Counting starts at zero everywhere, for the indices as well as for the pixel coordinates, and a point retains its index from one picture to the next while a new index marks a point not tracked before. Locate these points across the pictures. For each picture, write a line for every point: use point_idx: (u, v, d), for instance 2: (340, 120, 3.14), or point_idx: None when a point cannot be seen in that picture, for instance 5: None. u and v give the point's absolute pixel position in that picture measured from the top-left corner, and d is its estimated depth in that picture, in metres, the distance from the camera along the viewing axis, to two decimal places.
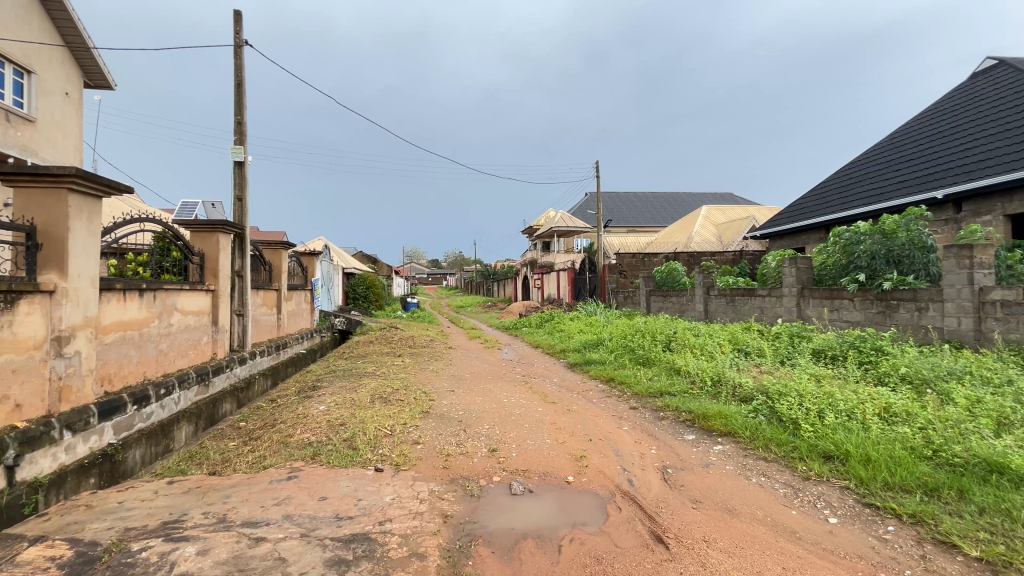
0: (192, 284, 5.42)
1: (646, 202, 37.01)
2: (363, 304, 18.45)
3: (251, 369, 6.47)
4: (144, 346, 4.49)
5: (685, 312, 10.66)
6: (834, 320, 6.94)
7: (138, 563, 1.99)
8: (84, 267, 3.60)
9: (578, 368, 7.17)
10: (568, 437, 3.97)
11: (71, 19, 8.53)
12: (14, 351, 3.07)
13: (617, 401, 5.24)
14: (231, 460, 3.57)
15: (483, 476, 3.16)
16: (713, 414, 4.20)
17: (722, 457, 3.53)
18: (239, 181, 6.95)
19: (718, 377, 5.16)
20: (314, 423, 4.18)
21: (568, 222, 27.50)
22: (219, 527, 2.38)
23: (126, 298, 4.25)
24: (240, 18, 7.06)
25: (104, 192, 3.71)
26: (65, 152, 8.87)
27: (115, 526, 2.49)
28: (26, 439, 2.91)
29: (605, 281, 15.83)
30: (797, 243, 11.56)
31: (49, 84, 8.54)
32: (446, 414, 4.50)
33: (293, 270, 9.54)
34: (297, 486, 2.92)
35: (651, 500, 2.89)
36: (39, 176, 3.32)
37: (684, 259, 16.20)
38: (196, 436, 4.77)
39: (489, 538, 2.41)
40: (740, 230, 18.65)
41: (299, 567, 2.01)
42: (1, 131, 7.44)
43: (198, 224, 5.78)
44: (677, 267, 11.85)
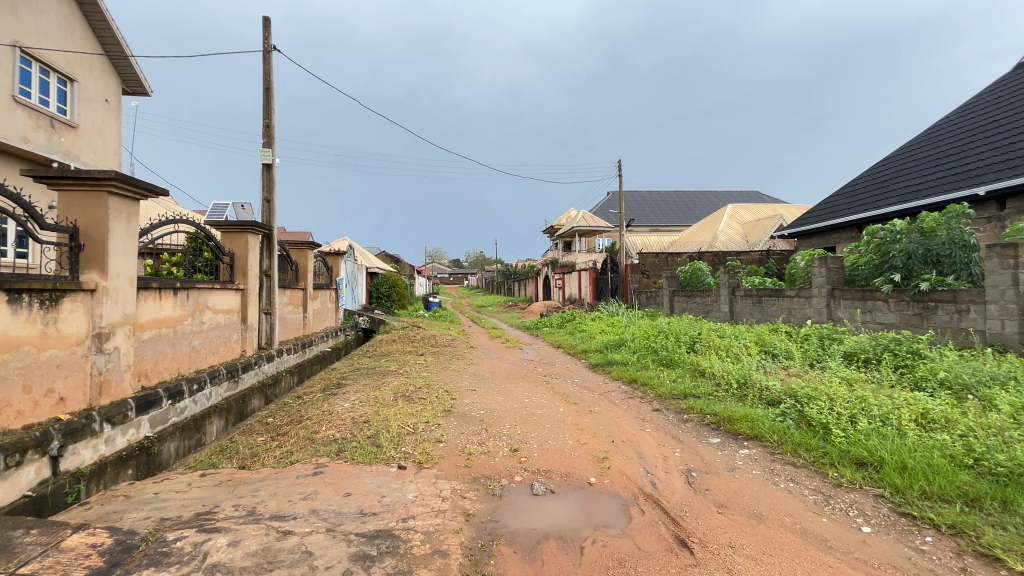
0: (223, 283, 5.59)
1: (669, 202, 36.46)
2: (386, 304, 18.72)
3: (278, 366, 6.62)
4: (178, 343, 4.65)
5: (710, 312, 10.46)
6: (867, 322, 6.71)
7: (173, 552, 2.04)
8: (123, 267, 3.75)
9: (599, 369, 7.13)
10: (590, 437, 3.95)
11: (110, 28, 8.91)
12: (58, 347, 3.22)
13: (639, 402, 5.19)
14: (259, 455, 3.67)
15: (505, 476, 3.16)
16: (739, 417, 4.11)
17: (748, 461, 3.45)
18: (268, 184, 7.13)
19: (744, 380, 5.04)
20: (339, 419, 4.27)
21: (590, 221, 27.32)
22: (249, 520, 2.44)
23: (161, 297, 4.42)
24: (269, 25, 7.25)
25: (141, 195, 3.86)
26: (104, 156, 9.27)
27: (152, 516, 2.59)
28: (70, 431, 3.06)
29: (628, 282, 15.67)
30: (827, 242, 11.22)
31: (91, 91, 8.92)
32: (468, 413, 4.53)
33: (319, 269, 9.74)
34: (322, 481, 2.98)
35: (675, 504, 2.84)
36: (81, 179, 3.48)
37: (708, 259, 15.87)
38: (226, 431, 4.91)
39: (511, 537, 2.42)
40: (767, 229, 18.14)
41: (324, 562, 2.04)
42: (45, 137, 7.81)
43: (228, 224, 5.98)
44: (701, 267, 11.75)
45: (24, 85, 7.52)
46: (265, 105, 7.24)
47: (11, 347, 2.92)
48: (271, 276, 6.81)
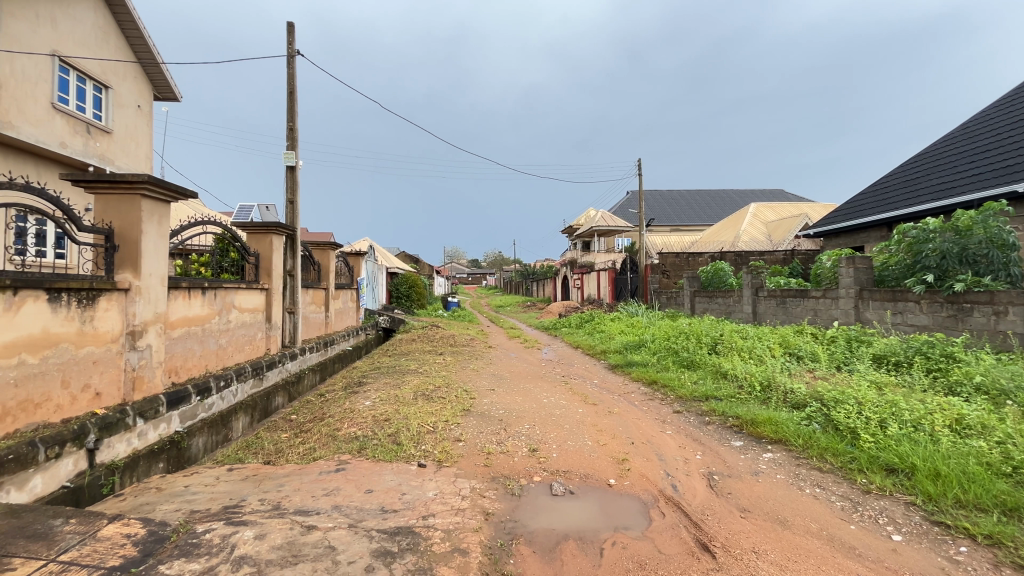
0: (248, 283, 5.74)
1: (690, 201, 35.94)
2: (405, 304, 18.92)
3: (300, 364, 6.76)
4: (206, 341, 4.79)
5: (732, 313, 10.27)
6: (897, 324, 6.49)
7: (202, 544, 2.10)
8: (154, 267, 3.89)
9: (619, 370, 7.06)
10: (609, 439, 3.92)
11: (142, 36, 9.22)
12: (94, 344, 3.36)
13: (659, 404, 5.12)
14: (283, 451, 3.75)
15: (524, 476, 3.17)
16: (762, 421, 4.03)
17: (772, 465, 3.38)
18: (292, 186, 7.28)
19: (768, 382, 4.94)
20: (361, 417, 4.34)
21: (609, 221, 27.10)
22: (274, 514, 2.50)
23: (191, 296, 4.56)
24: (293, 30, 7.42)
25: (172, 197, 3.99)
26: (136, 160, 9.60)
27: (182, 508, 2.68)
28: (105, 425, 3.18)
29: (647, 282, 15.46)
30: (855, 241, 10.90)
31: (124, 97, 9.24)
32: (486, 413, 4.54)
33: (341, 270, 9.91)
34: (344, 478, 3.04)
35: (696, 507, 2.80)
36: (116, 182, 3.62)
37: (730, 259, 15.56)
38: (252, 427, 5.04)
39: (530, 537, 2.42)
40: (792, 228, 17.72)
41: (347, 557, 2.08)
42: (82, 142, 8.12)
43: (254, 225, 6.14)
44: (723, 267, 11.69)
45: (62, 92, 7.83)
46: (289, 109, 7.40)
47: (51, 344, 3.05)
48: (294, 276, 6.96)
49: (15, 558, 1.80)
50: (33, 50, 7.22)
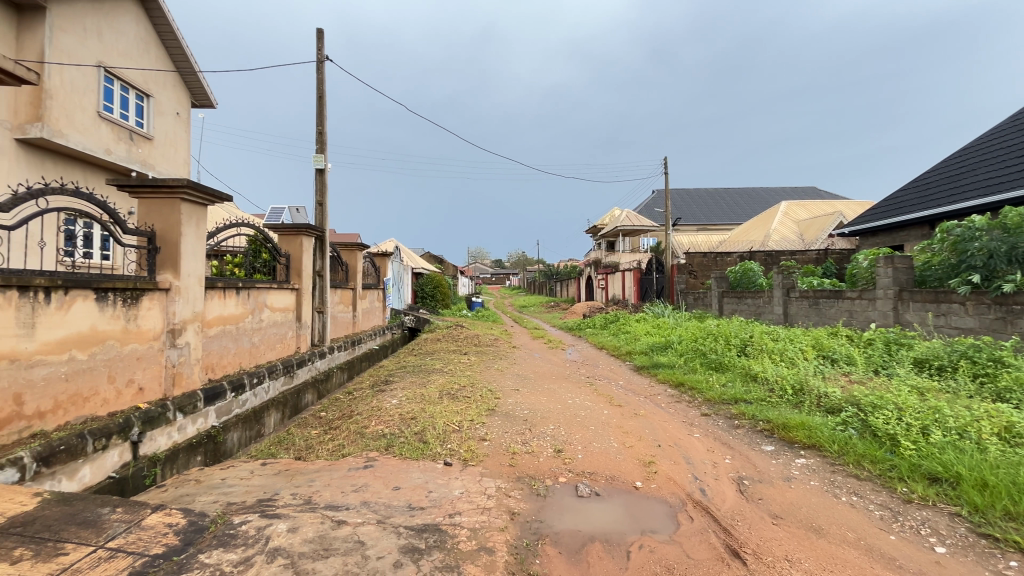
0: (279, 283, 5.91)
1: (718, 199, 35.18)
2: (430, 304, 19.13)
3: (329, 363, 6.92)
4: (240, 339, 4.96)
5: (762, 314, 10.00)
6: (940, 326, 6.20)
7: (240, 535, 2.17)
8: (193, 268, 4.05)
9: (645, 371, 6.96)
10: (636, 441, 3.88)
11: (181, 46, 9.60)
12: (138, 341, 3.52)
13: (687, 407, 5.03)
14: (313, 447, 3.86)
15: (549, 477, 3.17)
16: (795, 425, 3.92)
17: (805, 471, 3.28)
18: (321, 188, 7.46)
19: (800, 386, 4.80)
20: (388, 415, 4.42)
21: (635, 221, 26.76)
22: (306, 508, 2.57)
23: (226, 295, 4.73)
24: (322, 36, 7.60)
25: (209, 201, 4.14)
26: (175, 165, 10.02)
27: (220, 500, 2.78)
28: (147, 419, 3.34)
29: (674, 282, 15.19)
30: (894, 241, 10.46)
31: (164, 105, 9.64)
32: (511, 413, 4.55)
33: (367, 270, 10.09)
34: (372, 475, 3.10)
35: (726, 512, 2.75)
36: (158, 187, 3.79)
37: (760, 259, 15.14)
38: (283, 423, 5.19)
39: (556, 537, 2.42)
40: (826, 227, 17.14)
41: (376, 552, 2.12)
42: (125, 149, 8.51)
43: (284, 227, 6.33)
44: (753, 267, 11.43)
45: (108, 101, 8.22)
46: (318, 113, 7.58)
47: (99, 341, 3.20)
48: (323, 276, 7.11)
49: (67, 543, 1.83)
50: (81, 63, 7.61)
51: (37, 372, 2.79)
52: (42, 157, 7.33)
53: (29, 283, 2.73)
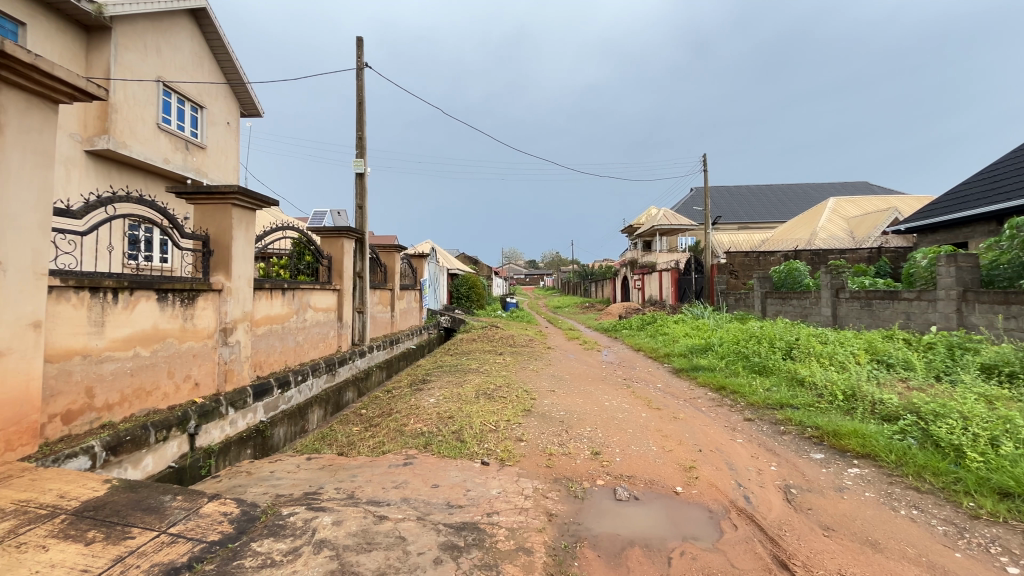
0: (322, 284, 6.13)
1: (760, 197, 33.91)
2: (465, 304, 19.34)
3: (368, 361, 7.11)
4: (286, 338, 5.17)
5: (808, 316, 9.57)
6: (1011, 330, 5.75)
7: (288, 526, 2.25)
8: (243, 270, 4.25)
9: (684, 374, 6.78)
10: (675, 445, 3.79)
11: (232, 59, 10.12)
12: (194, 339, 3.73)
13: (729, 411, 4.88)
14: (355, 444, 3.97)
15: (587, 479, 3.14)
16: (846, 432, 3.73)
17: (859, 482, 3.12)
18: (360, 192, 7.68)
19: (852, 392, 4.56)
20: (426, 414, 4.50)
21: (672, 220, 26.16)
22: (349, 503, 2.65)
23: (273, 296, 4.95)
24: (361, 44, 7.84)
25: (258, 206, 4.35)
26: (226, 172, 10.56)
27: (269, 492, 2.91)
28: (203, 413, 3.54)
29: (714, 283, 14.74)
30: (957, 238, 9.78)
31: (216, 116, 10.18)
32: (548, 414, 4.54)
33: (405, 271, 10.30)
34: (412, 472, 3.16)
35: (772, 521, 2.64)
36: (211, 194, 4.02)
37: (806, 258, 14.48)
38: (325, 419, 5.37)
39: (595, 540, 2.40)
40: (879, 223, 16.24)
41: (416, 548, 2.16)
42: (181, 158, 9.04)
43: (327, 230, 6.57)
44: (798, 267, 11.26)
45: (166, 114, 8.76)
46: (358, 118, 7.82)
47: (159, 338, 3.42)
48: (363, 277, 7.31)
49: (134, 527, 1.95)
50: (143, 78, 8.13)
51: (106, 367, 3.01)
52: (109, 167, 7.87)
53: (100, 284, 2.94)
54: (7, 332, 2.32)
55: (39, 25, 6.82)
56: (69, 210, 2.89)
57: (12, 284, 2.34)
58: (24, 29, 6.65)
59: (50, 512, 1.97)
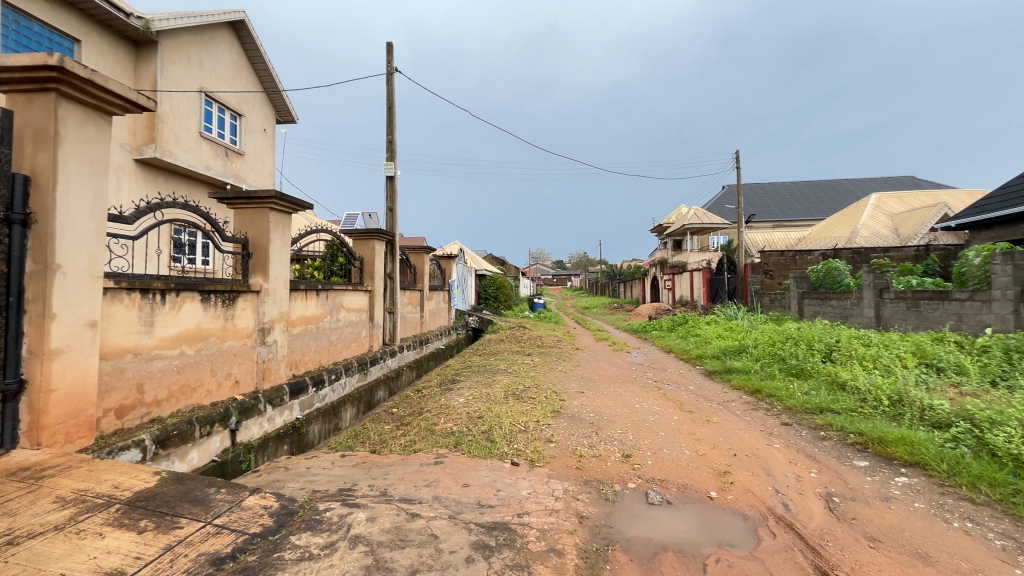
0: (354, 285, 6.27)
1: (796, 194, 32.75)
2: (493, 304, 19.44)
3: (399, 361, 7.22)
4: (320, 337, 5.32)
5: (849, 317, 9.18)
6: None
7: (324, 520, 2.31)
8: (279, 272, 4.39)
9: (717, 376, 6.62)
10: (709, 449, 3.71)
11: (268, 68, 10.49)
12: (234, 338, 3.89)
13: (765, 415, 4.73)
14: (387, 442, 4.05)
15: (618, 482, 3.10)
16: (893, 439, 3.56)
17: (907, 491, 2.97)
18: (391, 195, 7.83)
19: (898, 397, 4.36)
20: (455, 413, 4.54)
21: (703, 218, 25.57)
22: (382, 500, 2.70)
23: (308, 296, 5.09)
24: (391, 50, 7.99)
25: (294, 209, 4.48)
26: (263, 177, 10.94)
27: (306, 487, 3.00)
28: (243, 409, 3.68)
29: (747, 283, 14.32)
30: (1013, 234, 9.20)
31: (254, 123, 10.57)
32: (577, 415, 4.51)
33: (434, 272, 10.43)
34: (443, 471, 3.20)
35: (813, 531, 2.55)
36: (250, 198, 4.17)
37: (847, 257, 13.89)
38: (358, 418, 5.49)
39: (627, 544, 2.37)
40: (926, 219, 15.44)
41: (448, 546, 2.18)
42: (221, 164, 9.42)
43: (358, 233, 6.73)
44: (838, 266, 10.84)
45: (208, 122, 9.15)
46: (388, 122, 7.97)
47: (203, 338, 3.57)
48: (393, 278, 7.44)
49: (182, 518, 2.05)
50: (187, 89, 8.52)
51: (155, 364, 3.16)
52: (156, 175, 8.27)
53: (149, 286, 3.09)
54: (67, 331, 2.47)
55: (93, 41, 7.24)
56: (121, 216, 3.05)
57: (70, 287, 2.49)
58: (79, 45, 7.06)
59: (106, 502, 2.09)
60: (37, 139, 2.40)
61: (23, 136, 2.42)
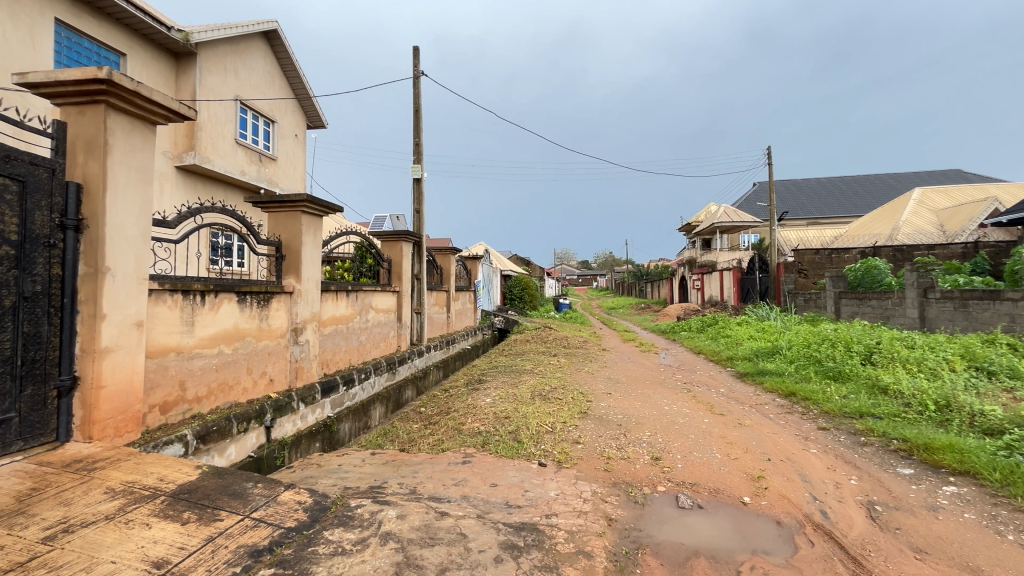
0: (382, 286, 6.39)
1: (832, 190, 31.58)
2: (519, 305, 19.47)
3: (426, 361, 7.30)
4: (350, 337, 5.43)
5: (891, 318, 8.79)
6: None
7: (356, 517, 2.36)
8: (311, 273, 4.51)
9: (749, 378, 6.44)
10: (742, 453, 3.61)
11: (300, 76, 10.80)
12: (269, 338, 4.01)
13: (800, 419, 4.57)
14: (416, 440, 4.11)
15: (647, 485, 3.06)
16: (940, 446, 3.39)
17: (955, 501, 2.82)
18: (417, 197, 7.93)
19: (945, 402, 4.16)
20: (482, 413, 4.57)
21: (733, 216, 24.94)
22: (412, 498, 2.74)
23: (338, 297, 5.21)
24: (418, 54, 8.10)
25: (325, 212, 4.60)
26: (295, 182, 11.24)
27: (337, 484, 3.07)
28: (278, 407, 3.79)
29: (780, 283, 13.90)
30: None
31: (286, 129, 10.89)
32: (604, 417, 4.46)
33: (459, 272, 10.52)
34: (471, 470, 3.22)
35: (854, 540, 2.45)
36: (284, 202, 4.30)
37: (887, 255, 13.30)
38: (386, 416, 5.59)
39: (657, 548, 2.33)
40: (975, 215, 14.65)
41: (477, 545, 2.19)
42: (255, 170, 9.74)
43: (386, 234, 6.85)
44: (878, 265, 10.41)
45: (243, 129, 9.47)
46: (415, 125, 8.08)
47: (239, 337, 3.70)
48: (420, 279, 7.55)
49: (222, 510, 2.12)
50: (223, 98, 8.84)
51: (196, 362, 3.29)
52: (196, 181, 8.61)
53: (190, 287, 3.22)
54: (116, 330, 2.60)
55: (137, 54, 7.59)
56: (165, 221, 3.18)
57: (119, 288, 2.62)
58: (125, 58, 7.41)
59: (152, 494, 2.19)
60: (89, 148, 2.54)
61: (76, 145, 2.55)
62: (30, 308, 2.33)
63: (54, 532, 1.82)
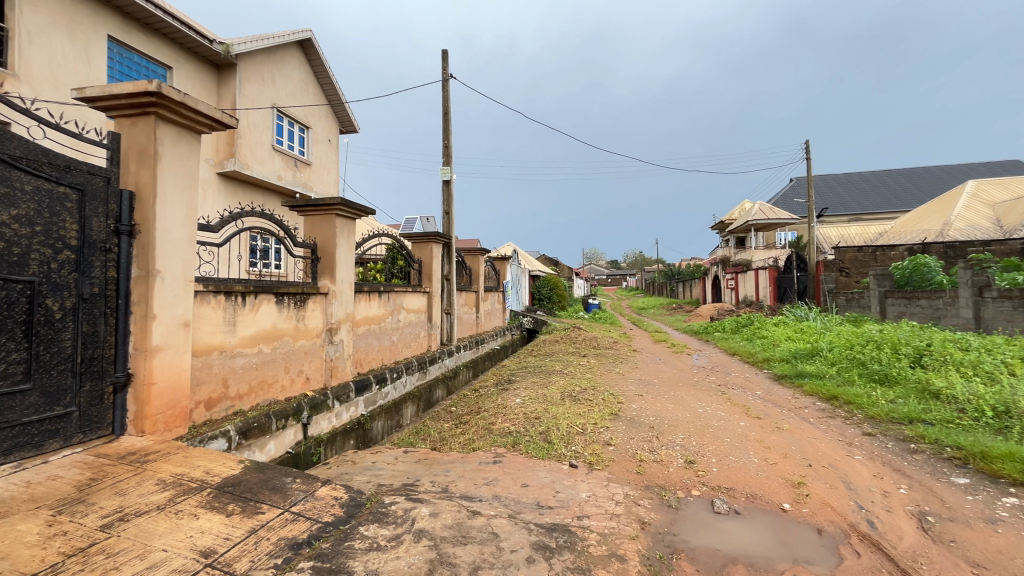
0: (413, 287, 6.49)
1: (877, 184, 30.16)
2: (547, 305, 19.44)
3: (456, 360, 7.37)
4: (382, 337, 5.54)
5: (942, 318, 8.32)
6: None
7: (390, 513, 2.40)
8: (345, 274, 4.63)
9: (787, 381, 6.22)
10: (780, 458, 3.49)
11: (333, 82, 11.12)
12: (305, 338, 4.14)
13: (843, 424, 4.39)
14: (447, 440, 4.15)
15: (682, 488, 2.99)
16: (998, 455, 3.20)
17: (1017, 514, 2.64)
18: (447, 198, 8.03)
19: (1004, 408, 3.92)
20: (512, 413, 4.57)
21: (769, 213, 24.13)
22: (444, 496, 2.77)
23: (371, 298, 5.33)
24: (446, 57, 8.20)
25: (358, 215, 4.71)
26: (329, 186, 11.57)
27: (372, 480, 3.14)
28: (314, 405, 3.91)
29: (819, 282, 13.37)
30: None
31: (320, 135, 11.21)
32: (636, 419, 4.39)
33: (488, 273, 10.58)
34: (501, 470, 3.23)
35: (904, 551, 2.33)
36: (319, 205, 4.43)
37: (938, 252, 12.59)
38: (417, 415, 5.67)
39: (692, 554, 2.28)
40: None
41: (510, 545, 2.20)
42: (291, 174, 10.06)
43: (417, 236, 6.97)
44: (927, 262, 9.89)
45: (279, 136, 9.81)
46: (444, 127, 8.18)
47: (278, 337, 3.83)
48: (450, 280, 7.63)
49: (263, 504, 2.20)
50: (261, 106, 9.18)
51: (238, 361, 3.43)
52: (236, 187, 8.97)
53: (232, 289, 3.36)
54: (165, 330, 2.74)
55: (182, 67, 7.97)
56: (209, 225, 3.32)
57: (168, 290, 2.75)
58: (171, 72, 7.80)
59: (199, 486, 2.29)
60: (140, 158, 2.68)
61: (129, 155, 2.70)
62: (89, 308, 2.48)
63: (111, 520, 1.93)
